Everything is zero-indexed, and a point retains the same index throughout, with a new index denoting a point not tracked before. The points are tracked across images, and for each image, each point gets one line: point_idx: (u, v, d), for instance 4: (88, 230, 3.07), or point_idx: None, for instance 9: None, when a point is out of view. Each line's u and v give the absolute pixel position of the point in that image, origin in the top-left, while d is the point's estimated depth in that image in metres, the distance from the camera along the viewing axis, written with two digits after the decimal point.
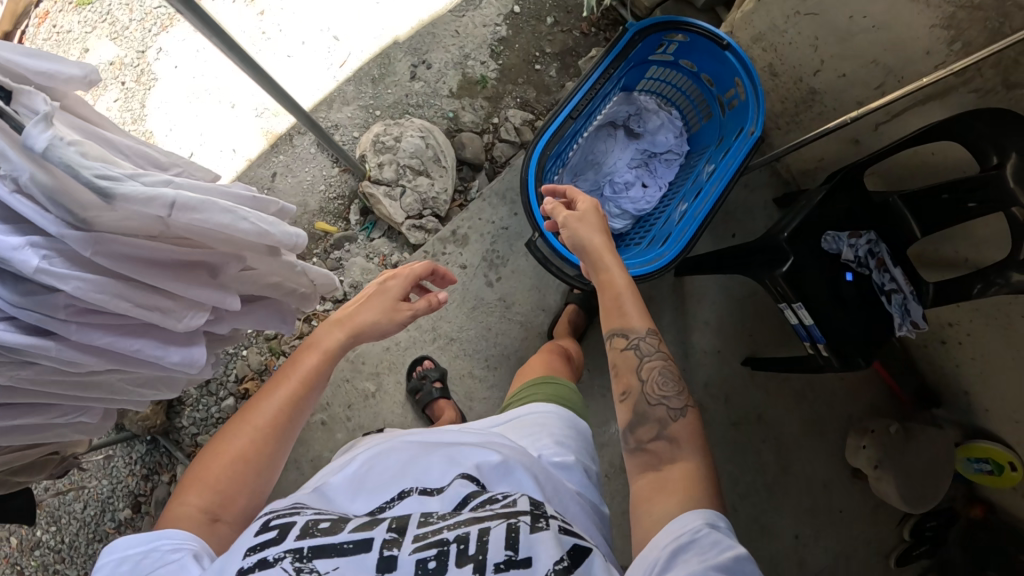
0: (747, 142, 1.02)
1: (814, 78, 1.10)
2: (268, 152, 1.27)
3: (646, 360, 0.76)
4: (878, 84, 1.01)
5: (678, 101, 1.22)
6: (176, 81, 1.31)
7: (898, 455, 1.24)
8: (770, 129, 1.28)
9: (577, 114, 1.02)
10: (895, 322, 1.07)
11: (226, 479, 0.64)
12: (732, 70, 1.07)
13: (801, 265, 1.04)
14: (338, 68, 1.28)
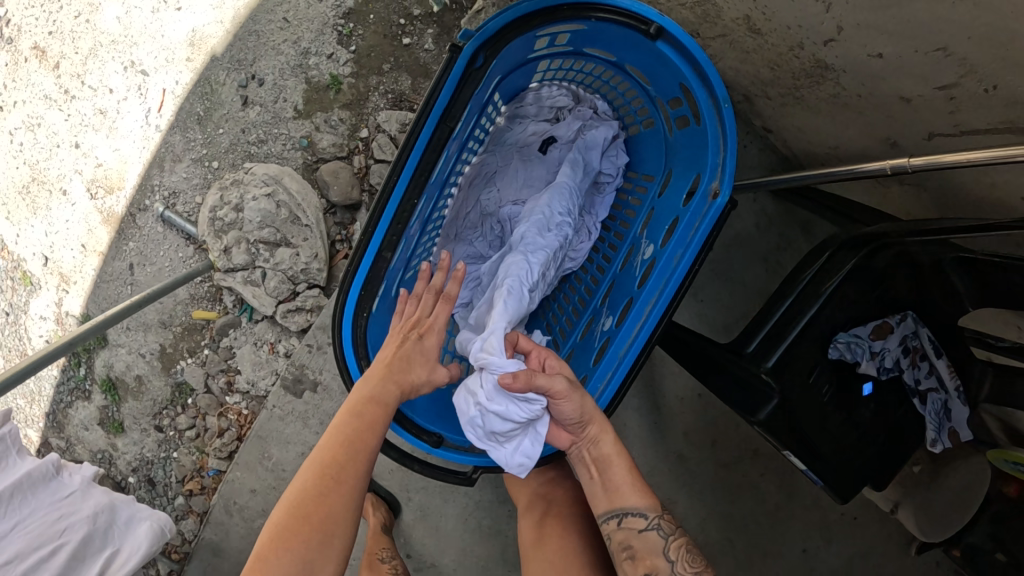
0: (708, 210, 0.62)
1: (823, 48, 0.58)
2: (117, 240, 1.02)
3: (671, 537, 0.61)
4: (945, 80, 0.49)
5: (602, 91, 0.79)
6: (4, 179, 1.03)
7: (923, 498, 0.83)
8: (756, 96, 0.75)
9: (420, 199, 0.65)
10: (929, 435, 0.69)
11: (287, 557, 0.52)
12: (677, 72, 0.63)
13: (793, 402, 0.64)
14: (159, 114, 0.96)
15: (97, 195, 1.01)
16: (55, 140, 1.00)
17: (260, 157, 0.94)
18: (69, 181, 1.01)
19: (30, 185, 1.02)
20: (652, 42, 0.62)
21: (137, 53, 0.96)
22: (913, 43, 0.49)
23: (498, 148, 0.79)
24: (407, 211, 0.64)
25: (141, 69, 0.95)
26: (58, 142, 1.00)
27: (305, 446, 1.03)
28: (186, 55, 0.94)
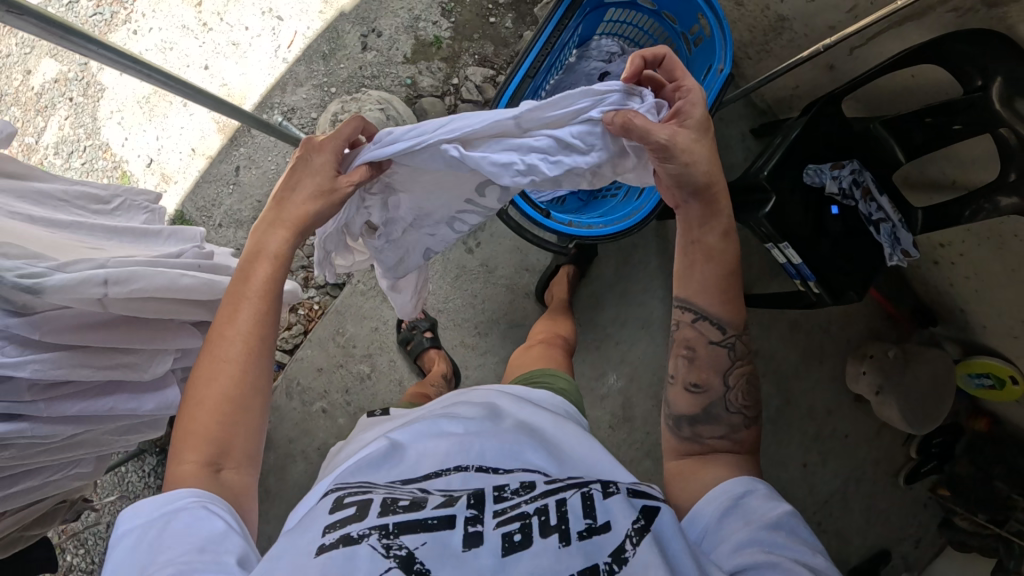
0: (718, 79, 1.04)
1: (782, 5, 1.13)
2: (228, 147, 1.20)
3: (738, 364, 0.78)
4: (849, 7, 1.03)
5: (641, 41, 1.20)
6: (124, 90, 1.22)
7: (897, 376, 1.36)
8: (742, 59, 1.32)
9: (535, 72, 1.01)
10: (887, 252, 1.19)
11: (222, 423, 0.69)
12: (696, 6, 1.06)
13: (781, 200, 1.18)
14: (288, 50, 1.22)
15: (216, 109, 1.21)
16: (184, 62, 1.21)
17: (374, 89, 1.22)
18: (192, 95, 1.21)
19: (152, 96, 1.21)
20: None
21: (276, 2, 1.23)
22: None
23: (572, 74, 1.16)
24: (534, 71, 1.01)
25: (279, 14, 1.22)
26: (188, 64, 1.21)
27: (379, 322, 1.25)
28: (320, 9, 1.23)
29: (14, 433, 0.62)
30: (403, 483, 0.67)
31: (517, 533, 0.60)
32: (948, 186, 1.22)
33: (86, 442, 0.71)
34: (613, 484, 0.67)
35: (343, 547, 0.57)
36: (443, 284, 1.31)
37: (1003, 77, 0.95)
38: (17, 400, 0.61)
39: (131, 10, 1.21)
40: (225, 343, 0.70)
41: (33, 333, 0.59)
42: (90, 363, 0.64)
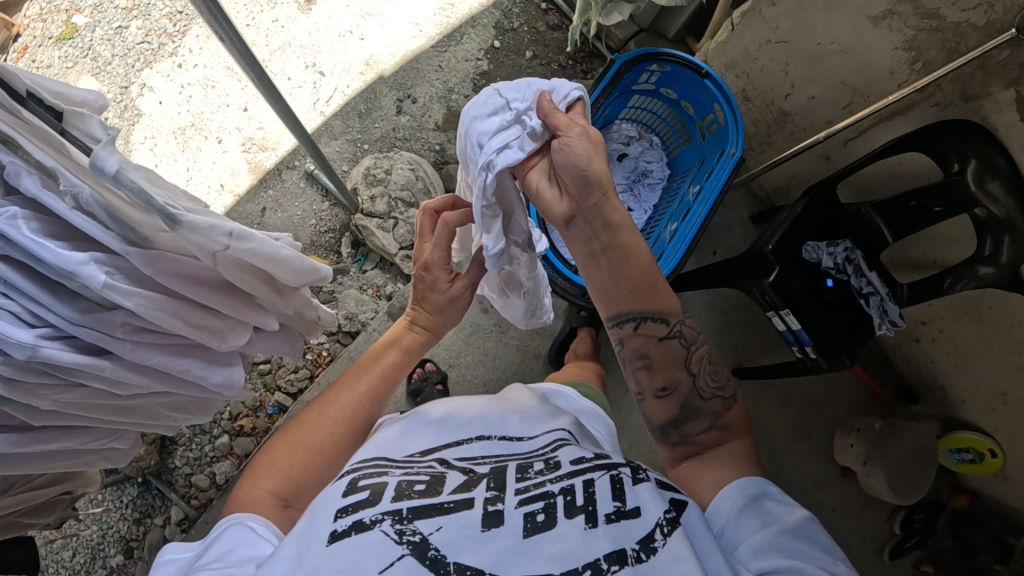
0: (729, 163, 1.09)
1: (785, 101, 1.28)
2: (257, 188, 1.31)
3: (693, 350, 0.79)
4: (846, 103, 1.18)
5: (659, 128, 1.29)
6: (161, 117, 1.36)
7: (883, 448, 1.37)
8: (747, 151, 1.45)
9: None
10: (874, 321, 1.17)
11: (301, 469, 0.72)
12: (711, 98, 1.14)
13: (785, 273, 1.14)
14: (326, 104, 1.33)
15: (250, 149, 1.33)
16: (224, 101, 1.36)
17: (405, 149, 1.30)
18: (227, 133, 1.34)
19: (188, 129, 1.35)
20: (701, 78, 1.12)
21: (320, 60, 1.35)
22: (826, 84, 1.19)
23: None
24: None
25: (321, 70, 1.33)
26: (228, 103, 1.36)
27: None
28: (360, 70, 1.34)
29: (96, 368, 0.59)
30: (421, 454, 0.70)
31: (541, 513, 0.60)
32: (930, 266, 1.24)
33: (140, 410, 0.71)
34: (643, 471, 0.67)
35: (355, 534, 0.57)
36: (457, 339, 1.25)
37: (976, 157, 1.00)
38: (106, 333, 0.58)
39: (179, 43, 1.39)
40: (336, 409, 0.78)
41: (148, 266, 0.58)
42: (181, 316, 0.62)
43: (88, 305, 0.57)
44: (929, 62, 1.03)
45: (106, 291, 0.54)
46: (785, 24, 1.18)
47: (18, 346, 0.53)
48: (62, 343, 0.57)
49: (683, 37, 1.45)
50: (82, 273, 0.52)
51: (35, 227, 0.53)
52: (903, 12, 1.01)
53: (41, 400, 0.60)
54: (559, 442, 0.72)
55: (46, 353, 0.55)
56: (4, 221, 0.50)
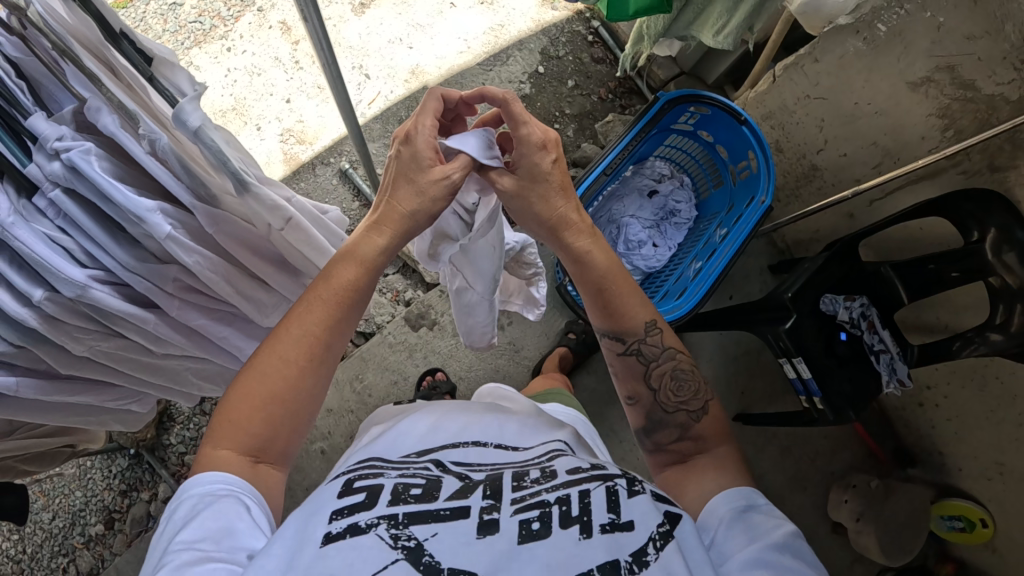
0: (758, 209, 1.12)
1: (816, 155, 1.32)
2: (291, 178, 1.33)
3: (655, 367, 0.78)
4: (875, 164, 1.21)
5: (690, 168, 1.33)
6: (204, 96, 1.37)
7: (878, 508, 1.38)
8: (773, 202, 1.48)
9: (609, 172, 1.18)
10: (883, 378, 1.18)
11: (266, 421, 0.61)
12: (747, 145, 1.18)
13: (800, 322, 1.16)
14: (368, 106, 1.36)
15: (287, 140, 1.35)
16: (269, 90, 1.38)
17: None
18: (266, 122, 1.36)
19: (229, 112, 1.36)
20: (739, 125, 1.15)
21: (367, 62, 1.38)
22: (857, 143, 1.23)
23: (624, 187, 1.30)
24: (608, 171, 1.17)
25: (368, 73, 1.36)
26: (272, 92, 1.37)
27: (400, 376, 1.23)
28: (405, 78, 1.38)
29: (141, 321, 0.56)
30: (416, 457, 0.68)
31: (536, 521, 0.58)
32: (942, 330, 1.26)
33: (165, 370, 0.67)
34: (640, 484, 0.65)
35: (349, 537, 0.54)
36: (470, 352, 1.25)
37: (996, 228, 1.03)
38: (159, 286, 0.55)
39: (231, 28, 1.40)
40: (288, 345, 0.63)
41: (210, 226, 0.56)
42: (232, 281, 0.61)
43: (145, 254, 0.53)
44: (960, 132, 1.06)
45: (169, 243, 0.52)
46: (826, 80, 1.22)
47: (69, 283, 0.49)
48: (111, 289, 0.53)
49: (721, 84, 1.49)
50: (151, 221, 0.49)
51: (106, 165, 0.49)
52: (940, 80, 1.05)
53: (78, 344, 0.55)
54: (554, 452, 0.71)
55: (95, 296, 0.51)
56: (79, 154, 0.47)
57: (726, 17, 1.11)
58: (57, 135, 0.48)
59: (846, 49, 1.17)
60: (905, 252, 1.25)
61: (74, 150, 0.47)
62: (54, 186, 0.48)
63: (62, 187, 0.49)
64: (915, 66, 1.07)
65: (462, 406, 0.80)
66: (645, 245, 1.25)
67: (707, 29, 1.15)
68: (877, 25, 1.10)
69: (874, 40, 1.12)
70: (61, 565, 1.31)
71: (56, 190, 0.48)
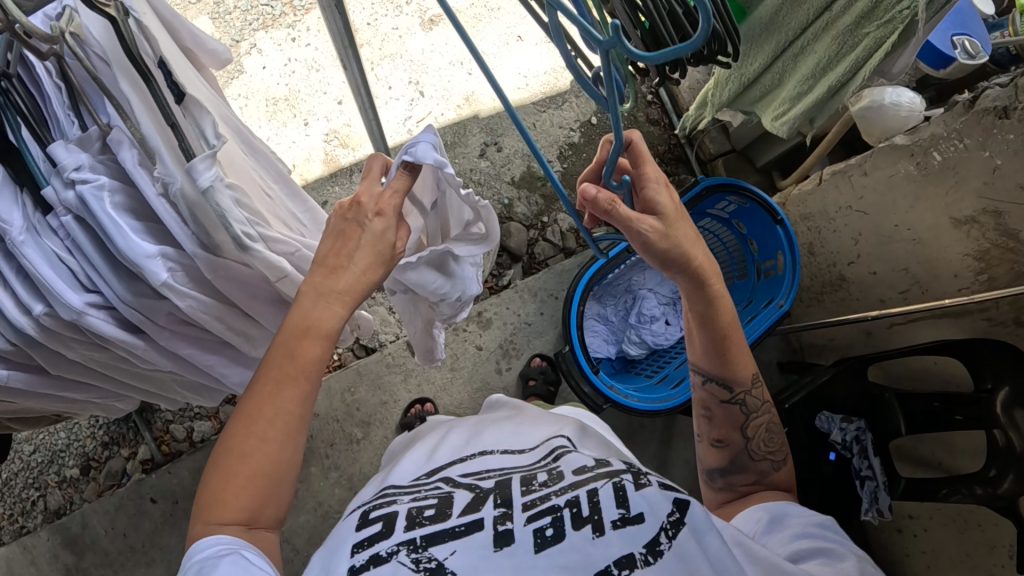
0: (774, 313, 1.12)
1: (847, 267, 1.30)
2: (326, 180, 1.36)
3: (753, 418, 0.77)
4: (903, 289, 1.20)
5: (719, 252, 1.33)
6: (259, 80, 1.40)
7: None
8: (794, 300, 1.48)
9: (632, 249, 1.17)
10: (862, 506, 1.18)
11: (250, 496, 0.58)
12: (778, 246, 1.17)
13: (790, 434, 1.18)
14: (416, 123, 1.38)
15: (330, 141, 1.38)
16: (323, 88, 1.41)
17: (476, 193, 1.35)
18: (314, 119, 1.39)
19: (280, 101, 1.39)
20: (774, 223, 1.15)
21: (425, 79, 1.39)
22: (890, 264, 1.21)
23: (647, 262, 1.29)
24: (633, 245, 1.15)
25: (423, 91, 1.38)
26: (326, 90, 1.41)
27: (390, 398, 1.26)
28: (458, 103, 1.39)
29: (128, 345, 0.61)
30: (426, 478, 0.64)
31: (550, 527, 0.54)
32: (934, 466, 1.24)
33: (153, 382, 0.75)
34: (645, 477, 0.60)
35: (372, 568, 0.52)
36: (463, 389, 1.27)
37: (1011, 387, 1.01)
38: (149, 318, 0.60)
39: (301, 18, 1.44)
40: (262, 426, 0.59)
41: (209, 272, 0.60)
42: (225, 321, 0.66)
43: (142, 290, 0.59)
44: (995, 278, 1.04)
45: (163, 288, 0.57)
46: (871, 196, 1.20)
47: (66, 307, 0.55)
48: (107, 315, 0.58)
49: (769, 170, 1.48)
50: (147, 267, 0.55)
51: (119, 199, 0.55)
52: (985, 224, 1.02)
53: (68, 352, 0.61)
54: (559, 451, 0.65)
55: (89, 321, 0.56)
56: (91, 190, 0.53)
57: (789, 104, 1.01)
58: (76, 166, 0.54)
59: (897, 169, 1.15)
60: (913, 382, 1.24)
61: (87, 186, 0.53)
62: (67, 211, 0.54)
63: (74, 214, 0.55)
64: (963, 203, 1.05)
65: (456, 424, 0.77)
66: (656, 321, 1.26)
67: (770, 111, 1.06)
68: (932, 154, 1.08)
69: (926, 166, 1.09)
70: (33, 497, 1.38)
71: (67, 216, 0.54)
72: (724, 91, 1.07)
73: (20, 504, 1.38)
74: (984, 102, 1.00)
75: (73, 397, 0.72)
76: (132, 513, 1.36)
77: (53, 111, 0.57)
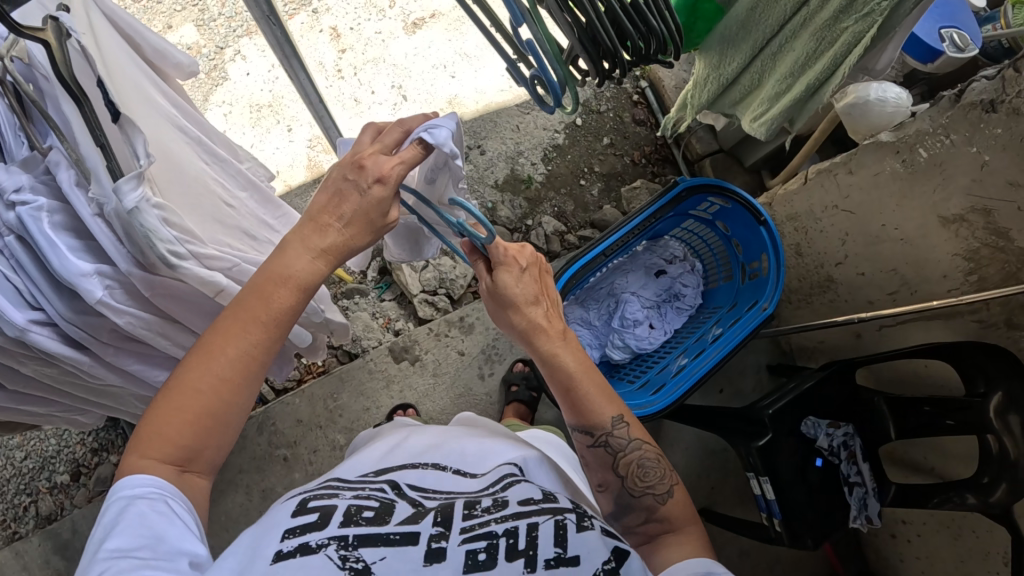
0: (758, 316, 1.10)
1: (835, 268, 1.28)
2: (310, 186, 1.36)
3: (622, 455, 0.73)
4: (892, 290, 1.18)
5: (704, 255, 1.31)
6: (244, 87, 1.40)
7: None
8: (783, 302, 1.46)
9: (610, 252, 1.15)
10: (851, 512, 1.17)
11: (192, 433, 0.56)
12: (762, 248, 1.15)
13: (776, 439, 1.16)
14: None
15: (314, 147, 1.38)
16: None
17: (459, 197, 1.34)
18: (298, 124, 1.39)
19: (264, 108, 1.40)
20: (758, 225, 1.12)
21: (407, 83, 1.39)
22: (878, 265, 1.19)
23: (631, 264, 1.30)
24: (612, 248, 1.14)
25: (406, 95, 1.38)
26: None
27: (373, 404, 1.25)
28: (441, 106, 1.39)
29: (73, 360, 0.61)
30: (374, 475, 0.64)
31: (484, 551, 0.54)
32: (927, 471, 1.21)
33: (114, 394, 0.75)
34: (589, 519, 0.60)
35: (297, 557, 0.51)
36: (446, 395, 1.27)
37: (1004, 393, 0.98)
38: (92, 335, 0.61)
39: None
40: (221, 363, 0.57)
41: (146, 290, 0.60)
42: (170, 338, 0.68)
43: (84, 306, 0.59)
44: (984, 279, 1.02)
45: (100, 305, 0.57)
46: (856, 195, 1.18)
47: (10, 325, 0.55)
48: (51, 331, 0.58)
49: (757, 169, 1.46)
50: (82, 286, 0.55)
51: (57, 219, 0.56)
52: (973, 222, 1.00)
53: (20, 365, 0.61)
54: (509, 479, 0.63)
55: (34, 338, 0.56)
56: (29, 212, 0.54)
57: (767, 105, 1.00)
58: (15, 187, 0.55)
59: (883, 168, 1.12)
60: (905, 386, 1.21)
61: (25, 208, 0.54)
62: (9, 231, 0.55)
63: (17, 234, 0.55)
64: (951, 201, 1.02)
65: (420, 430, 0.77)
66: (639, 324, 1.25)
67: (749, 112, 1.05)
68: (918, 150, 1.05)
69: (912, 163, 1.07)
70: (24, 503, 1.39)
71: (10, 236, 0.55)
72: (703, 92, 1.06)
73: (11, 510, 1.39)
74: (970, 95, 0.97)
75: (37, 408, 0.72)
76: None
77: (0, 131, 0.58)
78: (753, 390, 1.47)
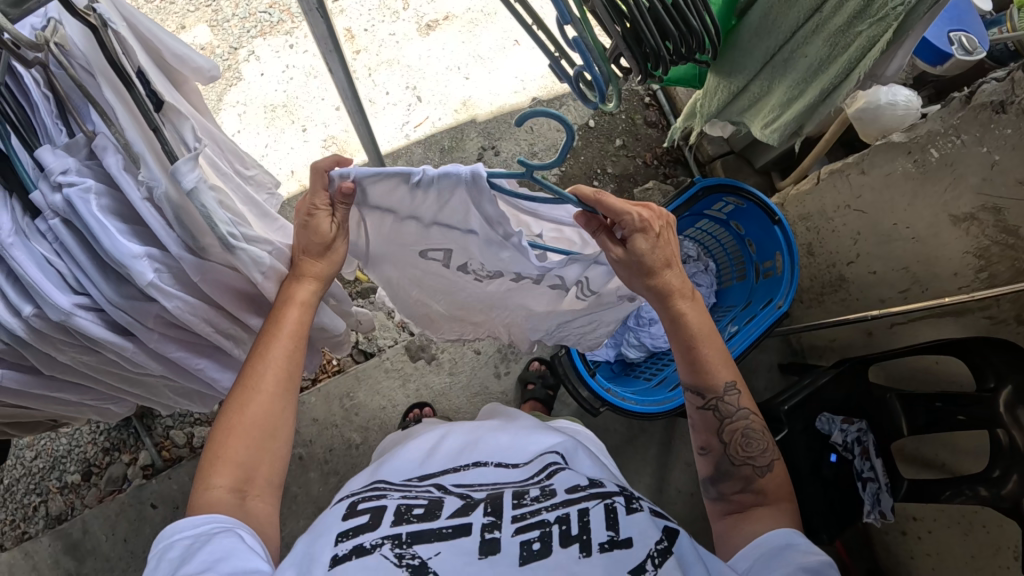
0: (772, 314, 1.11)
1: (846, 267, 1.30)
2: None
3: (729, 424, 0.76)
4: (903, 288, 1.19)
5: (718, 253, 1.34)
6: (259, 88, 1.41)
7: None
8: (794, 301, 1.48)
9: None
10: (865, 507, 1.18)
11: (248, 451, 0.63)
12: (775, 246, 1.17)
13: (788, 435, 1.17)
14: (413, 128, 1.38)
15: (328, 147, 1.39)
16: (321, 95, 1.42)
17: None
18: (312, 125, 1.40)
19: (279, 108, 1.40)
20: (772, 224, 1.14)
21: (421, 84, 1.40)
22: (889, 263, 1.21)
23: None
24: None
25: (420, 96, 1.39)
26: (323, 97, 1.42)
27: (389, 402, 1.26)
28: (455, 107, 1.40)
29: (117, 347, 0.62)
30: (419, 480, 0.64)
31: (538, 541, 0.55)
32: (938, 467, 1.22)
33: (145, 386, 0.75)
34: (637, 501, 0.61)
35: (354, 559, 0.52)
36: (462, 394, 1.27)
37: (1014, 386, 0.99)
38: (138, 320, 0.61)
39: (298, 25, 1.45)
40: (257, 381, 0.65)
41: (196, 274, 0.62)
42: (212, 323, 0.67)
43: (131, 292, 0.59)
44: (995, 276, 1.03)
45: (150, 289, 0.58)
46: (868, 195, 1.20)
47: (55, 308, 0.55)
48: (96, 316, 0.59)
49: (768, 171, 1.48)
50: (134, 267, 0.56)
51: (104, 202, 0.56)
52: (983, 220, 1.01)
53: (57, 353, 0.61)
54: (552, 468, 0.65)
55: (78, 322, 0.57)
56: (78, 192, 0.54)
57: (778, 112, 1.01)
58: (62, 169, 0.55)
59: (895, 167, 1.14)
60: (916, 381, 1.23)
61: (74, 189, 0.54)
62: (55, 214, 0.55)
63: (62, 218, 0.56)
64: (962, 200, 1.03)
65: (452, 427, 0.78)
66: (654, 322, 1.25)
67: (760, 119, 1.05)
68: (930, 150, 1.07)
69: (923, 163, 1.09)
70: (33, 503, 1.38)
71: (56, 219, 0.55)
72: (713, 100, 1.09)
73: (21, 510, 1.38)
74: (981, 96, 0.99)
75: (66, 400, 0.72)
76: (133, 519, 1.36)
77: (42, 118, 0.59)
78: (764, 388, 1.49)
